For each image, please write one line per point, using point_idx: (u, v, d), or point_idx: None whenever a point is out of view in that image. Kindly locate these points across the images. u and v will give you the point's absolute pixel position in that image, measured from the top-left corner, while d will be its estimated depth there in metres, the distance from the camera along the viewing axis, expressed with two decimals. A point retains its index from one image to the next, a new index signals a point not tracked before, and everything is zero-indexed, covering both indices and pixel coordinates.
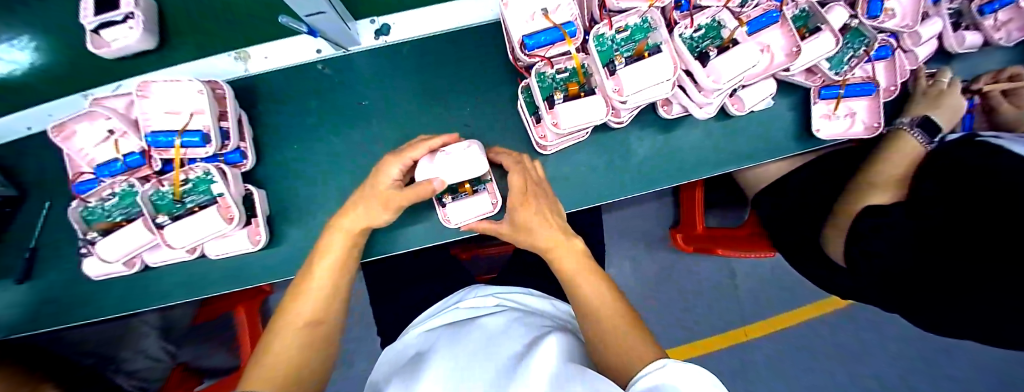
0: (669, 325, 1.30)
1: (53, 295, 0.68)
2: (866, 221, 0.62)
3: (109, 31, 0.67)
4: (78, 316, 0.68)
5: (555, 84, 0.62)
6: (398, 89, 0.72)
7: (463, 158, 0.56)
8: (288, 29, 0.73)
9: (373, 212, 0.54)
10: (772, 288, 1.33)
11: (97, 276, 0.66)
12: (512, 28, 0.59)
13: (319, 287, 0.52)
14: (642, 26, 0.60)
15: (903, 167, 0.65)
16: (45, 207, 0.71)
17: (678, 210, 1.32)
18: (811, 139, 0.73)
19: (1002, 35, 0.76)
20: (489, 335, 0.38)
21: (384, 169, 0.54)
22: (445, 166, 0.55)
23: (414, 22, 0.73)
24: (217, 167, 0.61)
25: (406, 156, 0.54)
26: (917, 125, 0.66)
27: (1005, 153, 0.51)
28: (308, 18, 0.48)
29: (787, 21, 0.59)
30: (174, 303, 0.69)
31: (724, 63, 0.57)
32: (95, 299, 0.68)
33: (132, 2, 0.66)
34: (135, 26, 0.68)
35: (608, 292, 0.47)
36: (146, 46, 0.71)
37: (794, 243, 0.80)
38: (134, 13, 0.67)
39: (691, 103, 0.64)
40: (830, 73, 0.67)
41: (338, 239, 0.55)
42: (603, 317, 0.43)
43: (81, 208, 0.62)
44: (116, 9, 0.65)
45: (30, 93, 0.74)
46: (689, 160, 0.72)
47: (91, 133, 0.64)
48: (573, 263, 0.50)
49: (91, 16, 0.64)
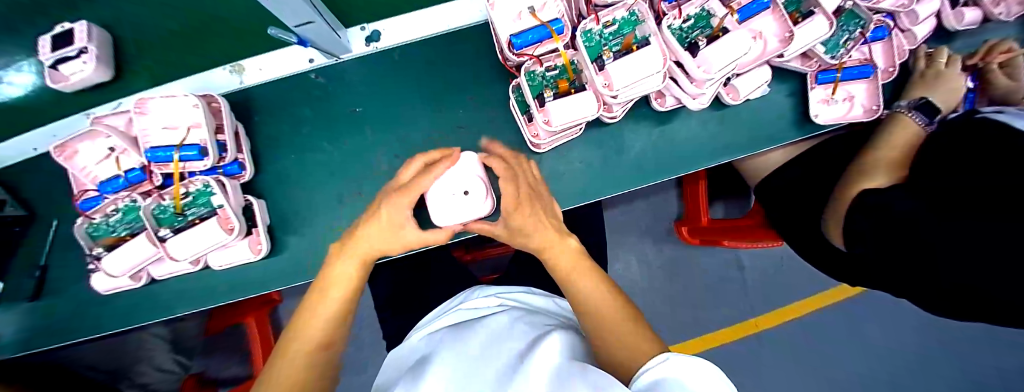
0: (673, 319, 1.29)
1: (64, 309, 0.69)
2: (862, 206, 0.59)
3: (64, 66, 0.68)
4: (88, 332, 0.69)
5: (545, 82, 0.62)
6: (391, 94, 0.73)
7: (466, 187, 0.59)
8: (276, 41, 0.74)
9: (387, 244, 0.56)
10: (777, 280, 1.32)
11: (105, 291, 0.67)
12: (498, 28, 0.59)
13: (340, 294, 0.53)
14: (630, 19, 0.60)
15: (903, 147, 0.64)
16: (53, 226, 0.72)
17: (681, 202, 1.30)
18: (808, 125, 0.72)
19: (1002, 10, 0.75)
20: (485, 335, 0.38)
21: (395, 212, 0.54)
22: (461, 209, 0.59)
23: (403, 27, 0.73)
24: (217, 179, 0.62)
25: (417, 189, 0.54)
26: (915, 108, 0.65)
27: (993, 122, 0.50)
28: (298, 28, 0.48)
29: (778, 6, 0.58)
30: (180, 316, 0.70)
31: (714, 53, 0.57)
32: (105, 313, 0.69)
33: (85, 36, 0.69)
34: (88, 60, 0.69)
35: (607, 289, 0.47)
36: (101, 78, 0.73)
37: (794, 227, 0.79)
38: (88, 47, 0.69)
39: (684, 94, 0.64)
40: (826, 57, 0.66)
41: (350, 264, 0.55)
42: (601, 314, 0.43)
43: (86, 225, 0.64)
44: (70, 44, 0.68)
45: (34, 113, 0.76)
46: (687, 152, 0.71)
47: (92, 151, 0.65)
48: (570, 262, 0.50)
49: (48, 53, 0.68)
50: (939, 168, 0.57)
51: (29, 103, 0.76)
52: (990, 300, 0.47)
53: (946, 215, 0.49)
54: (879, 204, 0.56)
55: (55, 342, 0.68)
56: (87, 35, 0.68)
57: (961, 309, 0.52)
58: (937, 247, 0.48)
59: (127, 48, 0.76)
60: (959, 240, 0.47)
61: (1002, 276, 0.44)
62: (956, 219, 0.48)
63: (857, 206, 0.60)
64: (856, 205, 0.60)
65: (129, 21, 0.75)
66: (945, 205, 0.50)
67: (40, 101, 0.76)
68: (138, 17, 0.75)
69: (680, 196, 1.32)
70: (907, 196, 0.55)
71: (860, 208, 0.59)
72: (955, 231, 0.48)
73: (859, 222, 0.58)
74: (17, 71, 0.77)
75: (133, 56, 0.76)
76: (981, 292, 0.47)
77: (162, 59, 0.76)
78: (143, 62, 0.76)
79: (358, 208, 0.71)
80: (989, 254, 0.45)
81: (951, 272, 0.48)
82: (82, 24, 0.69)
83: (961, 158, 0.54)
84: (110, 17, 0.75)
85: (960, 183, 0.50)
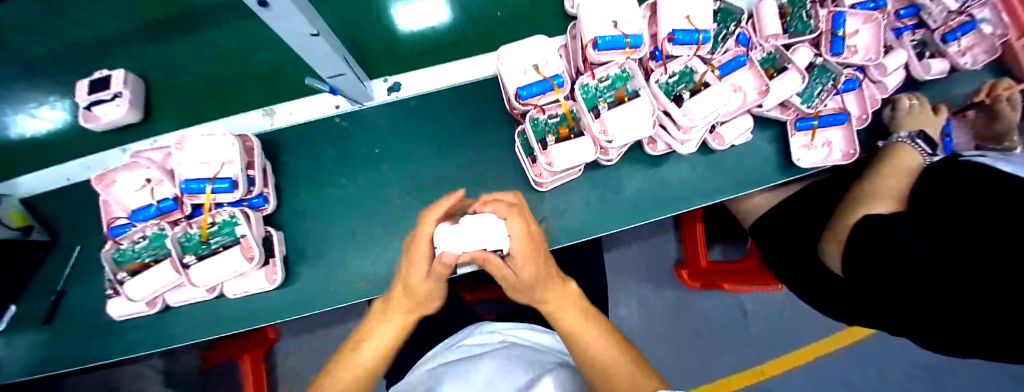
0: (678, 363, 1.25)
1: (73, 335, 0.70)
2: (865, 231, 0.56)
3: (99, 108, 0.74)
4: (89, 358, 0.69)
5: (547, 128, 0.65)
6: (401, 135, 0.77)
7: (478, 227, 0.47)
8: (313, 90, 0.79)
9: (420, 304, 0.52)
10: (783, 324, 1.29)
11: (119, 316, 0.67)
12: (507, 81, 0.66)
13: (369, 358, 0.49)
14: (622, 75, 0.64)
15: (900, 179, 0.66)
16: (75, 251, 0.75)
17: (681, 245, 1.31)
18: (794, 169, 0.76)
19: (968, 59, 0.80)
20: (486, 375, 0.38)
21: (415, 271, 0.50)
22: (463, 235, 0.47)
23: (424, 78, 0.79)
24: (243, 211, 0.64)
25: (423, 237, 0.50)
26: (915, 137, 0.70)
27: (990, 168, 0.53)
28: (331, 79, 0.56)
29: (755, 63, 0.65)
30: (187, 344, 0.69)
31: (696, 104, 0.62)
32: (111, 342, 0.69)
33: (121, 82, 0.75)
34: (122, 103, 0.75)
35: (613, 341, 0.47)
36: (131, 120, 0.78)
37: (782, 259, 0.77)
38: (123, 91, 0.75)
39: (673, 140, 0.68)
40: (802, 107, 0.70)
41: (387, 328, 0.52)
42: (601, 363, 0.43)
43: (113, 250, 0.64)
44: (107, 88, 0.74)
45: (60, 148, 0.80)
46: (681, 193, 0.74)
47: (130, 181, 0.66)
48: (577, 318, 0.48)
49: (86, 95, 0.73)
50: (935, 210, 0.57)
51: (59, 138, 0.80)
52: (987, 341, 0.46)
53: (950, 253, 0.48)
54: (883, 230, 0.54)
55: (58, 368, 0.68)
56: (122, 80, 0.74)
57: (957, 346, 0.51)
58: (938, 283, 0.47)
59: (160, 91, 0.81)
60: (962, 277, 0.46)
61: (1000, 318, 0.44)
62: (960, 258, 0.47)
63: (859, 231, 0.57)
64: (858, 230, 0.57)
65: (167, 67, 0.81)
66: (950, 245, 0.49)
67: (74, 135, 0.80)
68: (172, 65, 0.81)
69: (679, 238, 1.32)
70: (911, 226, 0.52)
71: (862, 234, 0.56)
72: (959, 268, 0.46)
73: (862, 251, 0.55)
74: (50, 108, 0.82)
75: (165, 97, 0.81)
76: (979, 332, 0.46)
77: (194, 101, 0.81)
78: (172, 102, 0.81)
79: (368, 243, 0.73)
80: (992, 295, 0.44)
81: (951, 311, 0.47)
82: (119, 71, 0.75)
83: (962, 202, 0.54)
84: (149, 63, 0.81)
85: (963, 224, 0.50)
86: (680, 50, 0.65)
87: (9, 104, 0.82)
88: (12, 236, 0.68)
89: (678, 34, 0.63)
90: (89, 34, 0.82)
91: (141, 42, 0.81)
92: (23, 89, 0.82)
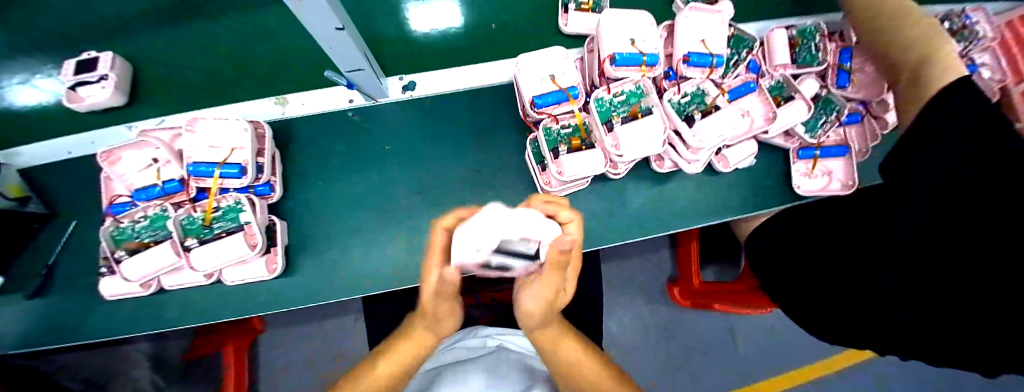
0: (668, 380, 1.25)
1: (64, 314, 0.69)
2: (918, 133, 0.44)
3: (83, 89, 0.73)
4: (76, 336, 0.67)
5: (559, 138, 0.66)
6: (412, 133, 0.77)
7: (534, 222, 0.38)
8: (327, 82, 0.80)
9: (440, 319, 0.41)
10: (773, 347, 1.29)
11: (111, 296, 0.66)
12: (523, 88, 0.66)
13: (386, 372, 0.41)
14: (636, 91, 0.65)
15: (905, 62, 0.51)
16: (70, 227, 0.73)
17: (676, 263, 1.32)
18: (794, 196, 0.77)
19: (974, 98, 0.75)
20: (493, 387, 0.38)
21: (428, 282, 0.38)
22: (520, 228, 0.37)
23: (437, 79, 0.80)
24: (249, 198, 0.64)
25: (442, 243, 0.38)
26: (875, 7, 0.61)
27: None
28: (349, 73, 0.57)
29: (764, 90, 0.67)
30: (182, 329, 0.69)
31: (707, 125, 0.64)
32: (100, 322, 0.68)
33: (108, 65, 0.74)
34: (107, 86, 0.74)
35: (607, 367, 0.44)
36: (116, 103, 0.77)
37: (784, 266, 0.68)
38: (108, 74, 0.74)
39: (680, 159, 0.69)
40: (806, 136, 0.73)
41: (407, 348, 0.42)
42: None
43: (111, 228, 0.63)
44: (93, 70, 0.73)
45: (56, 123, 0.79)
46: (684, 212, 0.75)
47: (135, 160, 0.65)
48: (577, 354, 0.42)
49: (70, 75, 0.72)
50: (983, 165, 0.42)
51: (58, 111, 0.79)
52: (988, 326, 0.36)
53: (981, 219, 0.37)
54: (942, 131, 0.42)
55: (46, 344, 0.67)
56: (110, 64, 0.74)
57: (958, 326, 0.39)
58: (959, 243, 0.38)
59: (167, 74, 0.81)
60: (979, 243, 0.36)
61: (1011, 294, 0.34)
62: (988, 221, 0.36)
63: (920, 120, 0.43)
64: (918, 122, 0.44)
65: (170, 62, 0.81)
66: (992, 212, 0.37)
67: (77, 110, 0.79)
68: (183, 47, 0.81)
69: (675, 256, 1.33)
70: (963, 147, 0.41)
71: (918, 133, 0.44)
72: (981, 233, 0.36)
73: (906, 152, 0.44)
74: (44, 81, 0.81)
75: (167, 81, 0.81)
76: (979, 315, 0.36)
77: (202, 85, 0.81)
78: (179, 88, 0.81)
79: (372, 240, 0.73)
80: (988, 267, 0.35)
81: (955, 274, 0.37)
82: (108, 54, 0.74)
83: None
84: (157, 46, 0.80)
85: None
86: (693, 72, 0.66)
87: (10, 72, 0.81)
88: (7, 206, 0.69)
89: (693, 56, 0.66)
90: (105, 12, 0.81)
91: (152, 25, 0.80)
92: (25, 61, 0.81)
